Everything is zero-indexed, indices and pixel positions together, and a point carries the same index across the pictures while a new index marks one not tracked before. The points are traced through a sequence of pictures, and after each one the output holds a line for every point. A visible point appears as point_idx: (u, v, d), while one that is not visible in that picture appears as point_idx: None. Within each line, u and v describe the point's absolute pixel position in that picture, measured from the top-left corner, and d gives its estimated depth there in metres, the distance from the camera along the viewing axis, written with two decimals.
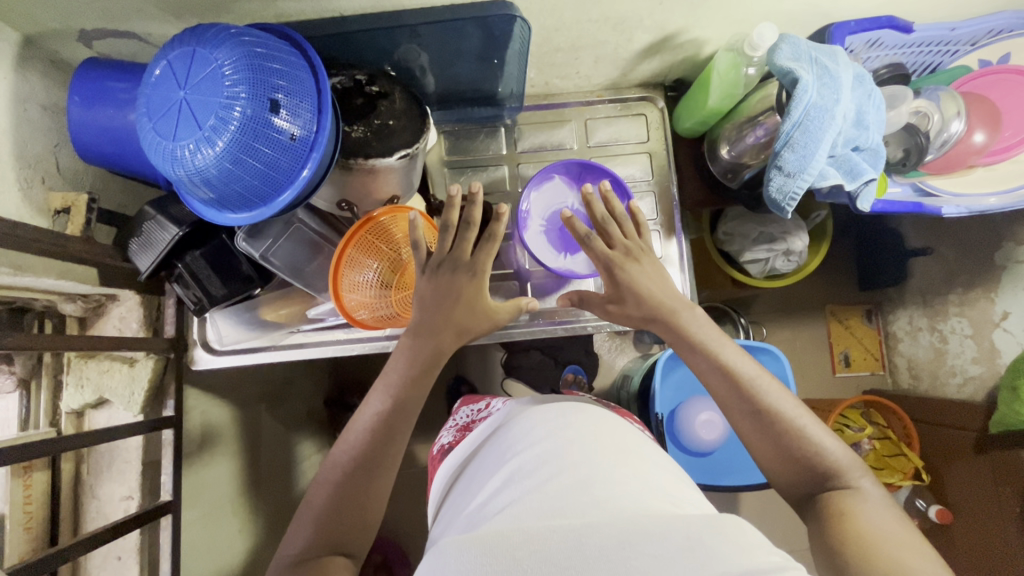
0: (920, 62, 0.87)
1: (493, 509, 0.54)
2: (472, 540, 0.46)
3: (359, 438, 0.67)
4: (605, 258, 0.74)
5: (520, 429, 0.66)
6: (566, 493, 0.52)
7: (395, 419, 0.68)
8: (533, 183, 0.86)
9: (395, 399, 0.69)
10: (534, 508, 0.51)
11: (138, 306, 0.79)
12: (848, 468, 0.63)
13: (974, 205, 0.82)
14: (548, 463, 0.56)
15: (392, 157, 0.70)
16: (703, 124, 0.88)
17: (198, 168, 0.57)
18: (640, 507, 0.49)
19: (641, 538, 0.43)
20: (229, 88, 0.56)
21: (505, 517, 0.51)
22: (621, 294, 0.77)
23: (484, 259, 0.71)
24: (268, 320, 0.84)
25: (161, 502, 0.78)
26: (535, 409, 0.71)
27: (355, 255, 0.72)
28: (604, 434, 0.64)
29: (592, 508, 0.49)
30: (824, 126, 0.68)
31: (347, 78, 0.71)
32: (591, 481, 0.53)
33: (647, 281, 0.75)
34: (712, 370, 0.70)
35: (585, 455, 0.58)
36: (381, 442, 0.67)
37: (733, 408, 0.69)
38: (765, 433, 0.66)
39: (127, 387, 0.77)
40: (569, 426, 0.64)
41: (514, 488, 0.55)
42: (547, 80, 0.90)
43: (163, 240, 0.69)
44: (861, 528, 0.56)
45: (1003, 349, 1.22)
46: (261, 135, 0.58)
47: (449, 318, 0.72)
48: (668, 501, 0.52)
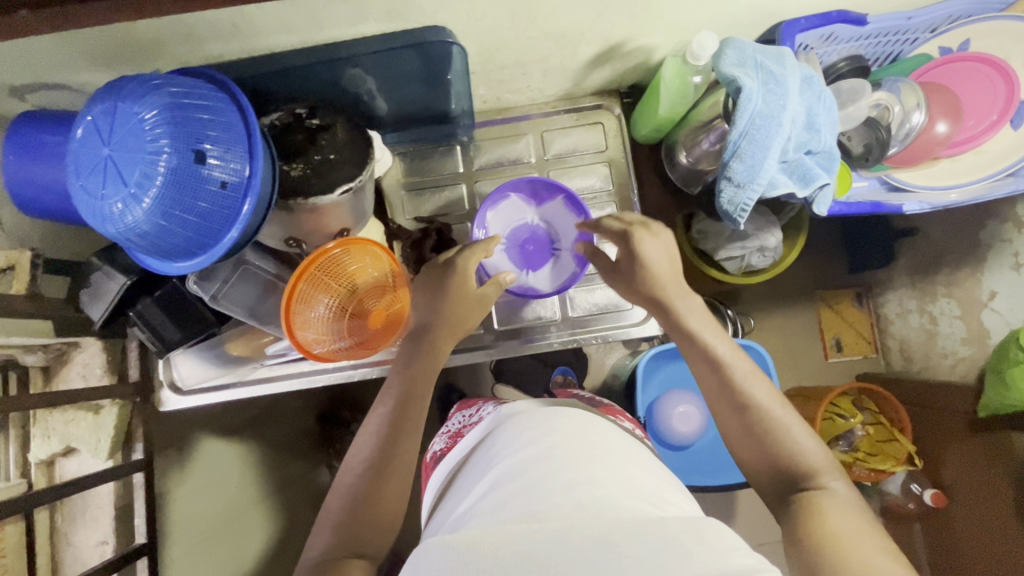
0: (879, 52, 0.85)
1: (481, 515, 0.53)
2: (455, 542, 0.47)
3: (367, 443, 0.65)
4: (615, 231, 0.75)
5: (506, 437, 0.65)
6: (551, 495, 0.51)
7: (402, 420, 0.66)
8: (488, 202, 0.84)
9: (401, 397, 0.68)
10: (520, 512, 0.50)
11: (101, 351, 0.80)
12: (826, 470, 0.60)
13: (935, 201, 0.79)
14: (534, 469, 0.56)
15: (335, 192, 0.69)
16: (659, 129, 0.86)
17: (129, 225, 0.57)
18: (623, 508, 0.49)
19: (622, 537, 0.43)
20: (151, 142, 0.55)
21: (493, 522, 0.50)
22: (630, 271, 0.75)
23: (470, 257, 0.75)
24: (234, 354, 0.84)
25: (135, 545, 0.79)
26: (525, 413, 0.70)
27: (306, 290, 0.71)
28: (596, 435, 0.64)
29: (576, 509, 0.49)
30: (770, 134, 0.66)
31: (287, 113, 0.70)
32: (578, 483, 0.53)
33: (655, 255, 0.74)
34: (702, 364, 0.69)
35: (573, 457, 0.57)
36: (392, 440, 0.64)
37: (718, 404, 0.67)
38: (746, 432, 0.64)
39: (92, 434, 0.78)
40: (558, 427, 0.64)
41: (502, 493, 0.55)
42: (499, 95, 0.88)
43: (110, 291, 0.69)
44: (825, 525, 0.53)
45: (992, 329, 1.23)
46: (190, 186, 0.57)
47: (444, 317, 0.73)
48: (653, 504, 0.52)
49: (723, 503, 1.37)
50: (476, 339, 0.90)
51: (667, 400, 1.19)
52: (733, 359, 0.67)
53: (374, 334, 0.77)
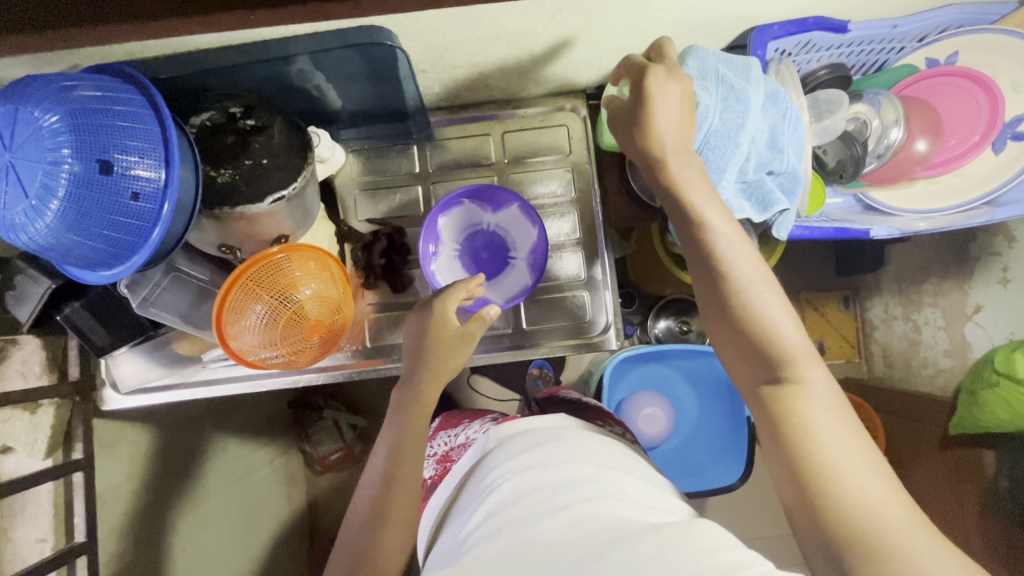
0: (862, 61, 0.79)
1: (476, 539, 0.56)
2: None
3: (370, 493, 0.66)
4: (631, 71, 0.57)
5: (496, 457, 0.67)
6: (543, 515, 0.54)
7: (399, 469, 0.66)
8: (440, 207, 0.81)
9: (394, 441, 0.67)
10: (514, 537, 0.53)
11: (39, 349, 0.78)
12: (805, 357, 0.52)
13: (906, 228, 0.75)
14: (526, 492, 0.58)
15: (264, 202, 0.65)
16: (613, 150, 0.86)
17: (33, 237, 0.54)
18: (614, 522, 0.51)
19: (615, 553, 0.46)
20: (52, 151, 0.51)
21: (488, 548, 0.53)
22: (627, 115, 0.57)
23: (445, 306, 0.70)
24: (180, 355, 0.83)
25: (76, 543, 0.79)
26: (518, 426, 0.72)
27: (238, 298, 0.69)
28: (587, 445, 0.66)
29: (569, 535, 0.51)
30: (726, 155, 0.62)
31: (220, 112, 0.66)
32: (570, 503, 0.55)
33: (667, 109, 0.55)
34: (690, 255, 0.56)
35: (564, 470, 0.60)
36: (385, 490, 0.65)
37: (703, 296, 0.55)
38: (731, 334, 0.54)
39: (29, 434, 0.76)
40: (551, 439, 0.66)
41: (494, 516, 0.57)
42: (456, 93, 0.83)
43: (37, 294, 0.66)
44: (812, 451, 0.48)
45: (975, 343, 1.20)
46: (99, 197, 0.54)
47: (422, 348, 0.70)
48: (647, 510, 0.55)
49: None
50: None
51: (637, 403, 1.21)
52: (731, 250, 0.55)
53: (310, 345, 0.74)
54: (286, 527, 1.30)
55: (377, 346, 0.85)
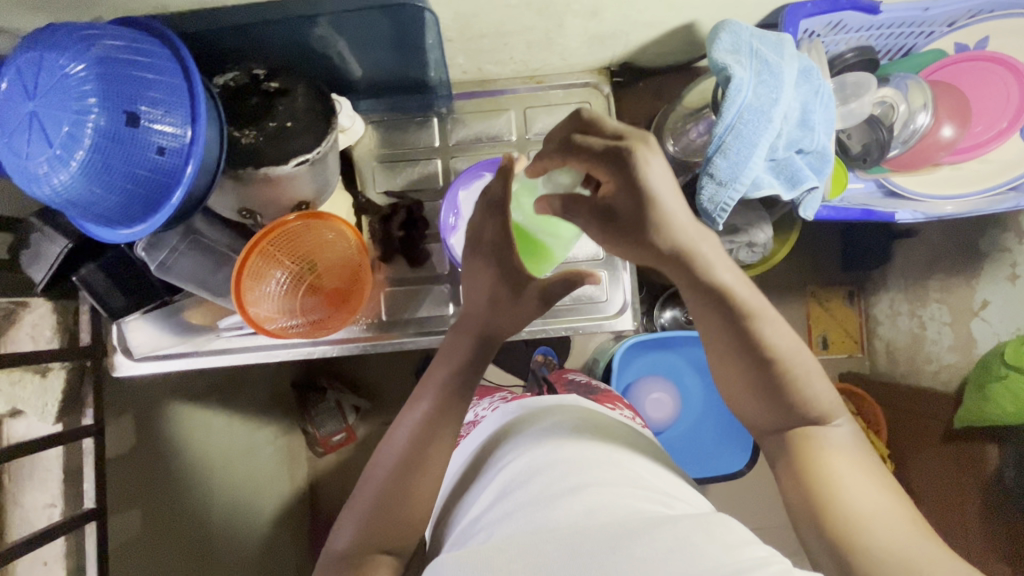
0: (891, 45, 0.79)
1: (489, 523, 0.55)
2: (471, 559, 0.48)
3: (404, 437, 0.61)
4: (607, 150, 0.55)
5: (510, 443, 0.66)
6: (559, 498, 0.52)
7: (440, 421, 0.61)
8: (461, 180, 0.80)
9: (435, 396, 0.63)
10: (528, 519, 0.51)
11: (51, 313, 0.76)
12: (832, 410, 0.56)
13: (931, 211, 0.74)
14: (541, 475, 0.56)
15: (288, 164, 0.64)
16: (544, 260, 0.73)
17: (56, 187, 0.53)
18: (628, 509, 0.49)
19: (635, 538, 0.44)
20: (77, 101, 0.50)
21: (502, 531, 0.51)
22: (629, 210, 0.56)
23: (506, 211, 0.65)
24: (192, 324, 0.82)
25: (85, 509, 0.78)
26: (530, 413, 0.70)
27: (258, 265, 0.67)
28: (600, 435, 0.64)
29: (584, 516, 0.49)
30: (759, 130, 0.61)
31: (243, 74, 0.65)
32: (583, 486, 0.53)
33: (659, 181, 0.55)
34: (717, 319, 0.56)
35: (578, 458, 0.58)
36: (421, 445, 0.60)
37: (731, 360, 0.56)
38: (768, 389, 0.55)
39: (40, 398, 0.74)
40: (566, 428, 0.64)
41: (508, 500, 0.56)
42: (480, 65, 0.82)
43: (52, 254, 0.65)
44: (825, 474, 0.52)
45: (979, 340, 1.20)
46: (123, 150, 0.53)
47: (467, 319, 0.66)
48: (661, 500, 0.53)
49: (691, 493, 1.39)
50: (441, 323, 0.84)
51: (643, 389, 1.20)
52: (753, 311, 0.55)
53: (329, 317, 0.74)
54: (286, 507, 1.29)
55: (392, 320, 0.84)
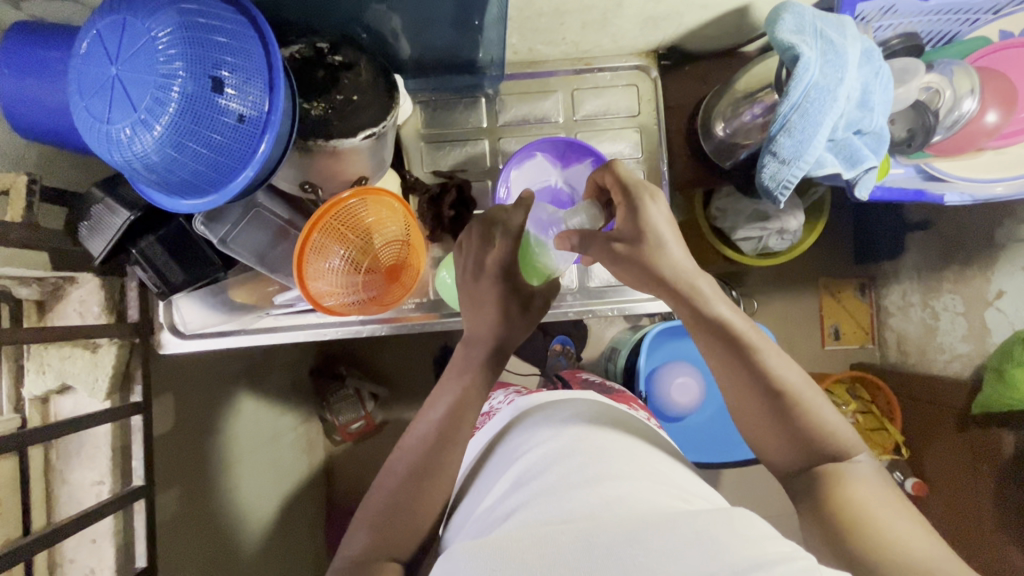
0: (936, 31, 0.81)
1: (504, 513, 0.52)
2: (481, 541, 0.45)
3: (416, 447, 0.61)
4: (624, 182, 0.62)
5: (525, 435, 0.63)
6: (576, 490, 0.50)
7: (452, 428, 0.61)
8: (515, 159, 0.80)
9: (455, 404, 0.62)
10: (544, 509, 0.49)
11: (99, 289, 0.75)
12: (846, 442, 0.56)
13: (980, 192, 0.76)
14: (557, 466, 0.54)
15: (357, 137, 0.64)
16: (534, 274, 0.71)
17: (138, 154, 0.52)
18: (649, 505, 0.47)
19: (655, 530, 0.42)
20: (164, 64, 0.50)
21: (518, 518, 0.49)
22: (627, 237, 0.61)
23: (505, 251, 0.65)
24: (238, 302, 0.81)
25: (134, 486, 0.78)
26: (544, 408, 0.68)
27: (321, 241, 0.67)
28: (618, 433, 0.62)
29: (602, 508, 0.47)
30: (824, 108, 0.63)
31: (308, 47, 0.65)
32: (601, 480, 0.51)
33: (665, 223, 0.61)
34: (722, 351, 0.58)
35: (597, 452, 0.56)
36: (437, 449, 0.60)
37: (741, 395, 0.57)
38: (777, 420, 0.56)
39: (90, 373, 0.74)
40: (582, 424, 0.62)
41: (524, 489, 0.53)
42: (531, 46, 0.82)
43: (113, 225, 0.65)
44: (853, 502, 0.51)
45: (994, 328, 1.16)
46: (205, 117, 0.52)
47: (480, 331, 0.65)
48: (680, 497, 0.51)
49: (712, 480, 1.40)
50: None
51: (666, 373, 1.16)
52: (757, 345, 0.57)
53: (390, 290, 0.74)
54: (309, 493, 1.28)
55: (438, 299, 0.85)
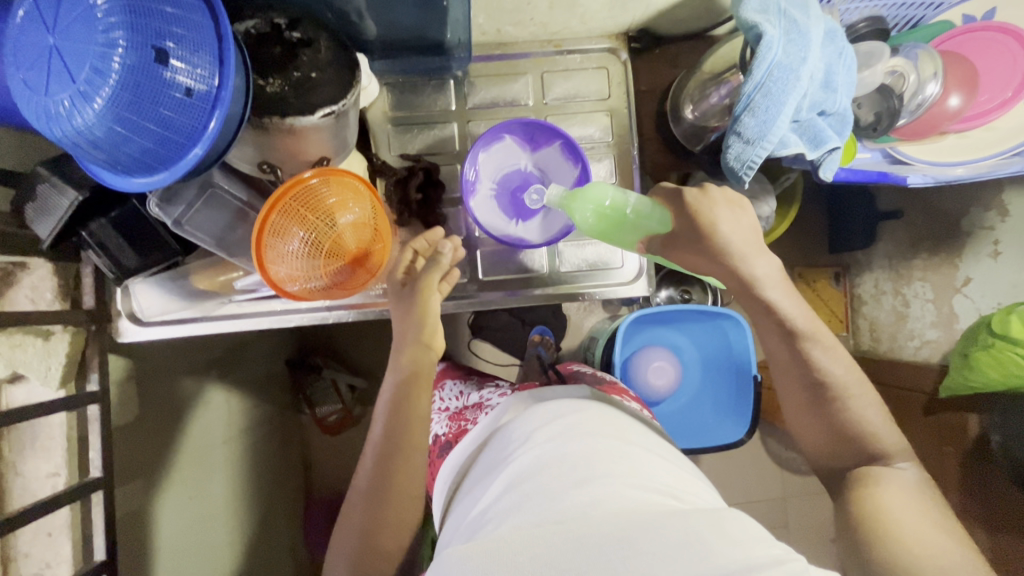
0: (902, 16, 0.83)
1: (495, 514, 0.53)
2: (474, 550, 0.46)
3: (371, 462, 0.70)
4: (678, 193, 0.67)
5: (516, 429, 0.64)
6: (566, 490, 0.51)
7: (393, 439, 0.69)
8: (483, 142, 0.78)
9: (392, 407, 0.71)
10: (535, 511, 0.49)
11: (51, 275, 0.73)
12: (894, 453, 0.63)
13: (941, 175, 0.77)
14: (547, 464, 0.55)
15: (314, 115, 0.63)
16: (671, 225, 0.65)
17: (78, 128, 0.50)
18: (639, 504, 0.48)
19: (644, 536, 0.43)
20: (103, 33, 0.47)
21: (509, 521, 0.49)
22: (692, 238, 0.65)
23: (421, 274, 0.78)
24: (200, 289, 0.78)
25: (91, 478, 0.76)
26: (536, 403, 0.69)
27: (280, 222, 0.65)
28: (610, 427, 0.63)
29: (593, 506, 0.48)
30: (788, 88, 0.62)
31: (264, 21, 0.63)
32: (591, 476, 0.52)
33: (728, 225, 0.66)
34: (779, 343, 0.67)
35: (589, 448, 0.57)
36: (384, 466, 0.68)
37: (789, 378, 0.67)
38: (817, 408, 0.65)
39: (42, 361, 0.71)
40: (573, 420, 0.63)
41: (515, 490, 0.54)
42: (499, 26, 0.81)
43: (60, 206, 0.63)
44: (884, 507, 0.57)
45: (961, 314, 1.19)
46: (149, 90, 0.50)
47: (408, 334, 0.76)
48: (668, 495, 0.52)
49: (688, 466, 1.42)
50: (460, 289, 0.86)
51: (643, 357, 1.19)
52: (812, 332, 0.66)
53: (354, 275, 0.73)
54: (286, 486, 1.26)
55: None
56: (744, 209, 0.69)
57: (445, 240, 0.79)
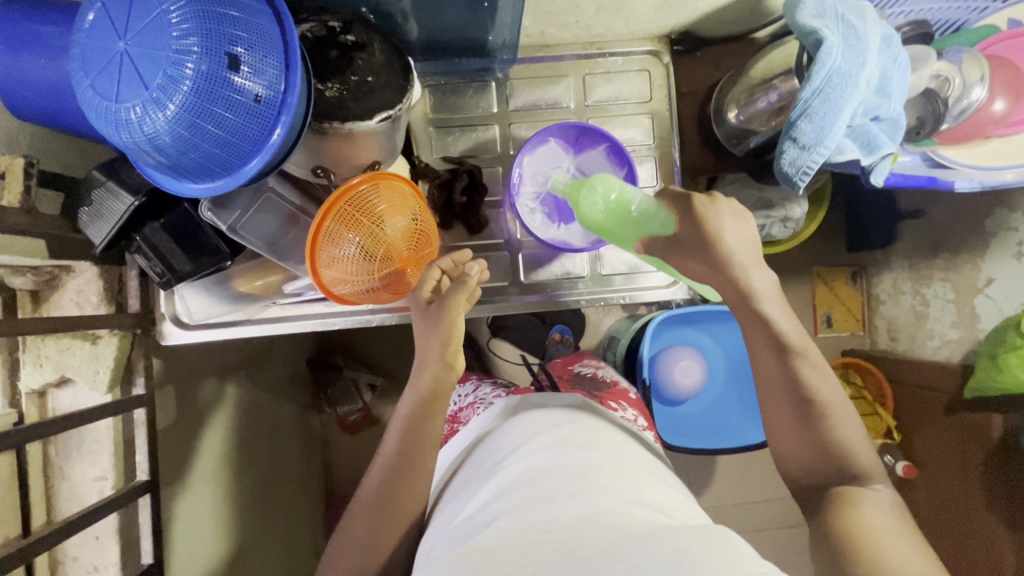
0: (945, 19, 0.83)
1: (483, 520, 0.52)
2: (462, 557, 0.45)
3: (378, 476, 0.67)
4: (685, 198, 0.63)
5: (510, 439, 0.64)
6: (558, 502, 0.50)
7: (409, 455, 0.67)
8: (528, 146, 0.78)
9: (408, 423, 0.69)
10: (522, 520, 0.49)
11: (97, 278, 0.72)
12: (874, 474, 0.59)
13: (988, 180, 0.78)
14: (540, 476, 0.55)
15: (373, 119, 0.62)
16: (673, 228, 0.63)
17: (148, 135, 0.50)
18: (628, 516, 0.48)
19: (630, 549, 0.42)
20: (178, 39, 0.47)
21: (497, 528, 0.49)
22: (697, 244, 0.62)
23: (449, 298, 0.73)
24: (243, 293, 0.78)
25: (138, 481, 0.76)
26: (530, 415, 0.68)
27: (334, 227, 0.65)
28: (600, 443, 0.62)
29: (583, 519, 0.48)
30: (846, 94, 0.62)
31: (320, 25, 0.63)
32: (582, 491, 0.52)
33: (731, 234, 0.62)
34: (768, 356, 0.63)
35: (581, 463, 0.56)
36: (397, 482, 0.65)
37: (778, 395, 0.63)
38: (803, 426, 0.62)
39: (90, 365, 0.72)
40: (567, 435, 0.62)
41: (506, 498, 0.53)
42: (543, 29, 0.81)
43: (116, 211, 0.63)
44: (861, 520, 0.54)
45: (983, 315, 1.18)
46: (219, 96, 0.50)
47: (431, 351, 0.73)
48: (659, 511, 0.51)
49: (708, 466, 1.42)
50: (501, 293, 0.86)
51: (670, 355, 1.17)
52: (803, 347, 0.63)
53: (401, 278, 0.73)
54: (309, 487, 1.26)
55: None
56: (746, 220, 0.64)
57: (478, 262, 0.76)
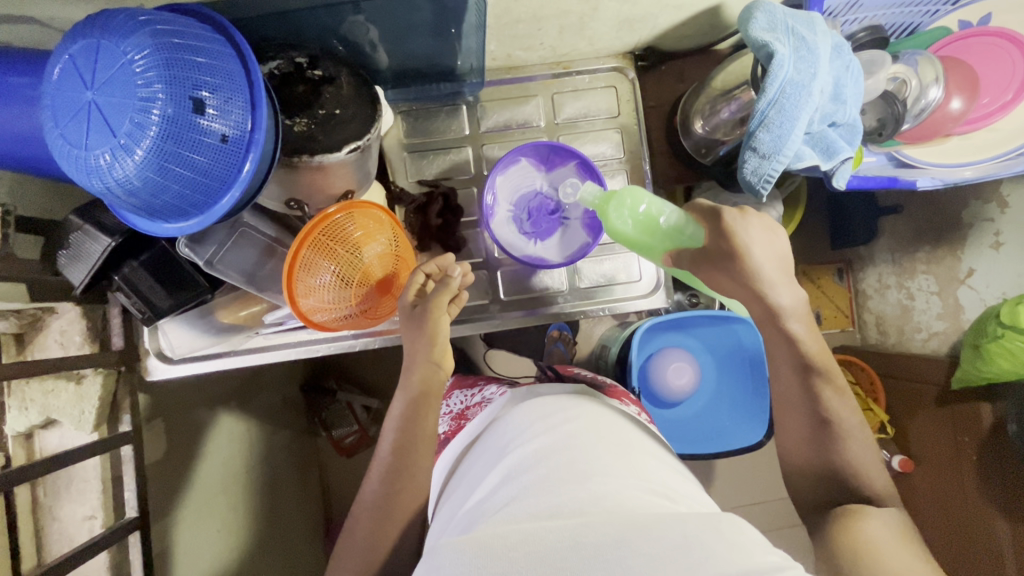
0: (899, 23, 0.85)
1: (492, 504, 0.53)
2: (468, 543, 0.46)
3: (377, 479, 0.66)
4: (712, 210, 0.64)
5: (514, 425, 0.64)
6: (566, 486, 0.51)
7: (404, 455, 0.66)
8: (500, 166, 0.80)
9: (400, 424, 0.69)
10: (531, 504, 0.50)
11: (81, 318, 0.73)
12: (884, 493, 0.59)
13: (951, 177, 0.80)
14: (547, 459, 0.55)
15: (341, 151, 0.64)
16: (702, 241, 0.64)
17: (118, 180, 0.51)
18: (637, 503, 0.48)
19: (637, 535, 0.43)
20: (143, 88, 0.48)
21: (507, 512, 0.50)
22: (724, 257, 0.62)
23: (433, 302, 0.73)
24: (226, 324, 0.79)
25: (128, 518, 0.76)
26: (533, 401, 0.69)
27: (309, 256, 0.66)
28: (607, 428, 0.63)
29: (592, 502, 0.48)
30: (801, 103, 0.64)
31: (286, 62, 0.64)
32: (590, 475, 0.52)
33: (762, 251, 0.62)
34: (789, 372, 0.64)
35: (589, 447, 0.57)
36: (394, 483, 0.65)
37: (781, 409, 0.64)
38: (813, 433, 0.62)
39: (75, 406, 0.72)
40: (572, 420, 0.63)
41: (515, 481, 0.54)
42: (509, 52, 0.83)
43: (95, 252, 0.64)
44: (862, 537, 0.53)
45: (967, 306, 1.18)
46: (186, 138, 0.51)
47: (418, 354, 0.73)
48: (668, 495, 0.52)
49: (705, 469, 1.42)
50: (483, 311, 0.87)
51: (660, 361, 1.16)
52: (820, 364, 0.63)
53: (380, 302, 0.75)
54: (306, 514, 1.25)
55: None
56: (778, 233, 0.65)
57: (461, 265, 0.75)
